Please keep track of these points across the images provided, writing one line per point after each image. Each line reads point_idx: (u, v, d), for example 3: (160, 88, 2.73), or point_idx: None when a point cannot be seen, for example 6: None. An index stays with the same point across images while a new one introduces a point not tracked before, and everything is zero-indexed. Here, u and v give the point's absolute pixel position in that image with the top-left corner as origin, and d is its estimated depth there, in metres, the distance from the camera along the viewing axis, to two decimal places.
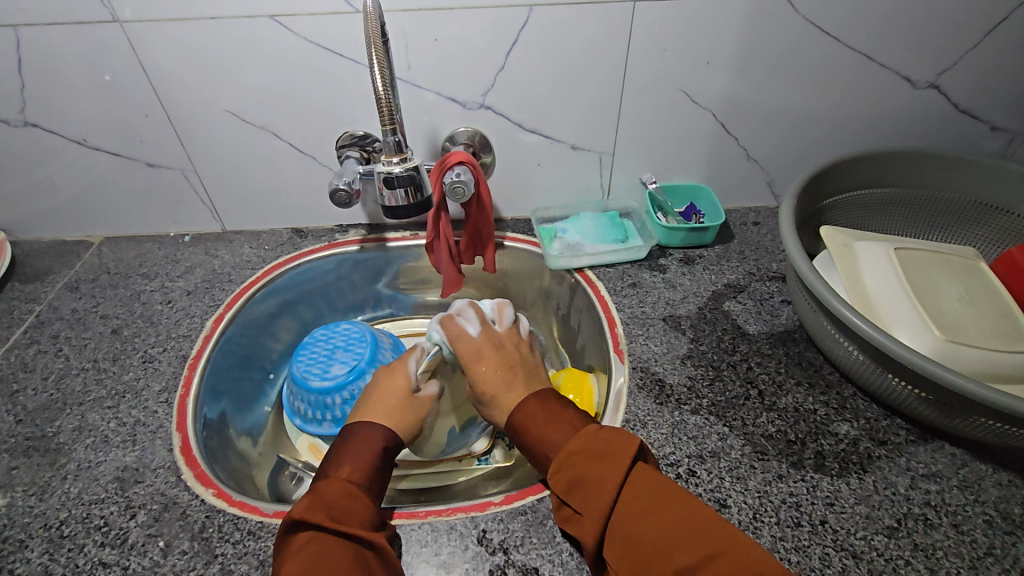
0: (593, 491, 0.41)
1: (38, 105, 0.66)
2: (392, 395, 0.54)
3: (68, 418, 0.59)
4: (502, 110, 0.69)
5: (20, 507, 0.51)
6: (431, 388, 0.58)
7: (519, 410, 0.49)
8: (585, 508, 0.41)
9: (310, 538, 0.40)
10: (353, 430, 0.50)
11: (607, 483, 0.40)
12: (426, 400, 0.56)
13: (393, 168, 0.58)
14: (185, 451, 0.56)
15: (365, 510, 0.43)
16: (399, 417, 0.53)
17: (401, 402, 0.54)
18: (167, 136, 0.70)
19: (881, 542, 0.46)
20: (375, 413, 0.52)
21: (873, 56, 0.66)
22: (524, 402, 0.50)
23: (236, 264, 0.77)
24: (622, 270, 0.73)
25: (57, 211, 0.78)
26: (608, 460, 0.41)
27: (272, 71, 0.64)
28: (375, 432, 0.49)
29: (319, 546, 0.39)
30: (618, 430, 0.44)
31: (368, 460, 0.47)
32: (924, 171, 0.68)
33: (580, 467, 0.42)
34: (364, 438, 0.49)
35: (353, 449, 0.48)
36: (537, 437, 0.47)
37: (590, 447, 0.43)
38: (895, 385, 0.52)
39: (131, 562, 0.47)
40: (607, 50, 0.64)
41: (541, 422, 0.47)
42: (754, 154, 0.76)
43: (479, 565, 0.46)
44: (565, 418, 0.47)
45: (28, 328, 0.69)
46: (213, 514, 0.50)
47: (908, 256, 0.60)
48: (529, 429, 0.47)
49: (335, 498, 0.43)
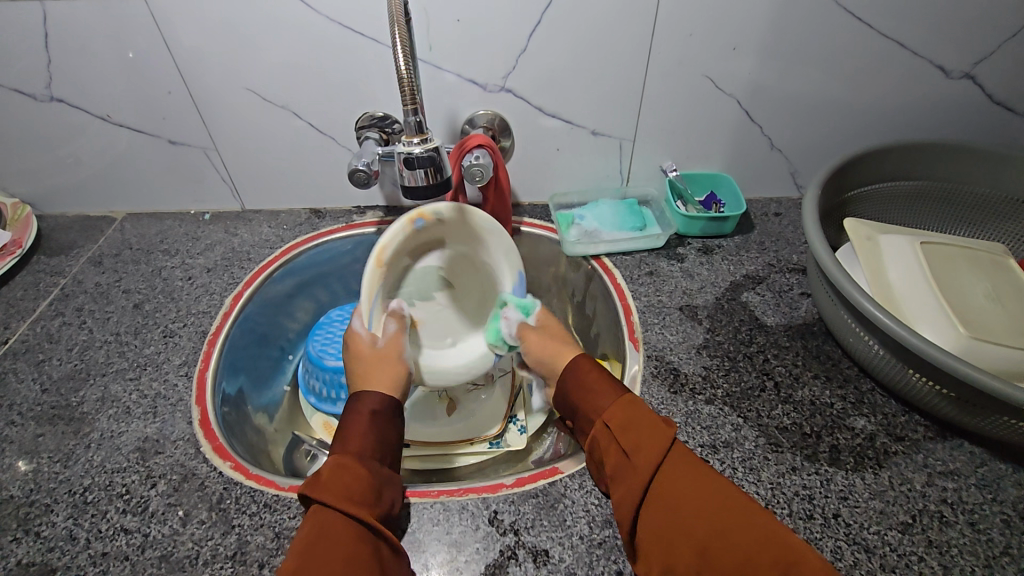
0: (635, 457, 0.43)
1: (63, 80, 0.67)
2: (367, 349, 0.54)
3: (92, 389, 0.60)
4: (523, 93, 0.68)
5: (46, 472, 0.53)
6: (389, 328, 0.57)
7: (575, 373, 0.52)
8: (625, 471, 0.43)
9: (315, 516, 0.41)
10: (354, 398, 0.50)
11: (650, 453, 0.42)
12: (391, 343, 0.55)
13: (413, 149, 0.56)
14: (204, 424, 0.57)
15: (368, 489, 0.43)
16: (376, 370, 0.53)
17: (370, 359, 0.54)
18: (190, 114, 0.70)
19: (895, 538, 0.46)
20: (366, 380, 0.52)
21: (905, 42, 0.64)
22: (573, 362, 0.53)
23: (255, 242, 0.78)
24: (640, 258, 0.73)
25: (81, 186, 0.80)
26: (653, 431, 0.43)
27: (293, 47, 0.64)
28: (366, 397, 0.49)
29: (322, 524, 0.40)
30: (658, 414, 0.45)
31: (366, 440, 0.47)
32: (956, 163, 0.66)
33: (625, 428, 0.45)
34: (362, 416, 0.48)
35: (354, 428, 0.47)
36: (589, 386, 0.50)
37: (638, 417, 0.45)
38: (916, 380, 0.51)
39: (152, 530, 0.48)
40: (632, 33, 0.63)
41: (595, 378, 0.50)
42: (778, 143, 0.74)
43: (490, 545, 0.47)
44: (608, 383, 0.50)
45: (54, 300, 0.71)
46: (231, 486, 0.51)
47: (935, 251, 0.59)
48: (577, 383, 0.51)
49: (337, 476, 0.43)
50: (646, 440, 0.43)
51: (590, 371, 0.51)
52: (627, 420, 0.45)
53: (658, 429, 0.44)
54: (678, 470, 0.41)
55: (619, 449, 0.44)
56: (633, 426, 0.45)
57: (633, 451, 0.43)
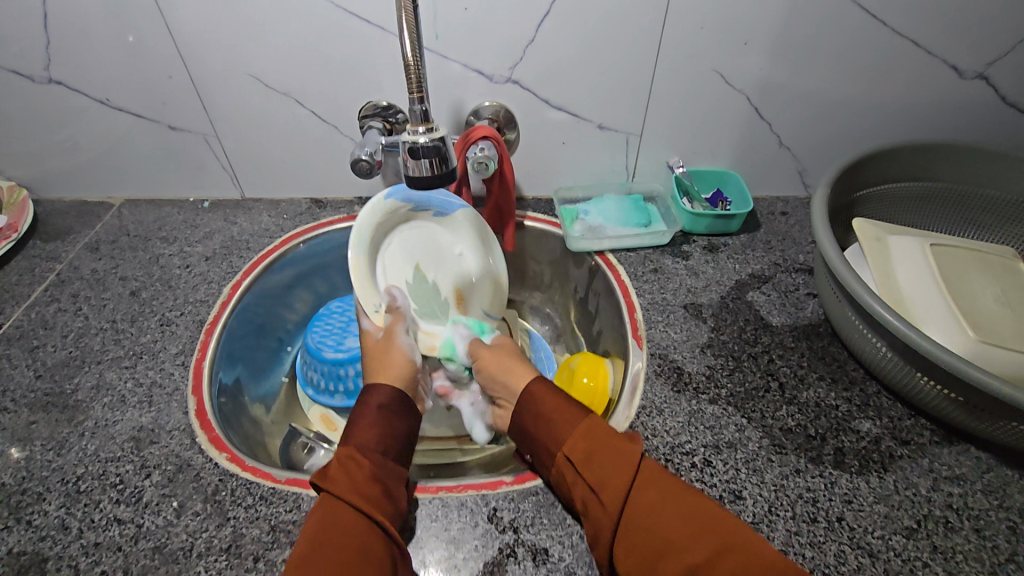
0: (605, 488, 0.41)
1: (61, 62, 0.65)
2: (376, 341, 0.57)
3: (87, 376, 0.59)
4: (529, 85, 0.67)
5: (39, 460, 0.52)
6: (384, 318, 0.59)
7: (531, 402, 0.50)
8: (594, 506, 0.41)
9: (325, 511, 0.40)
10: (366, 391, 0.50)
11: (619, 479, 0.41)
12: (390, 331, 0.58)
13: (419, 138, 0.55)
14: (200, 415, 0.56)
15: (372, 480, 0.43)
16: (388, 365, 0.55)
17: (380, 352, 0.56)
18: (190, 99, 0.69)
19: (899, 543, 0.45)
20: (381, 374, 0.54)
21: (919, 41, 0.63)
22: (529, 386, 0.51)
23: (255, 231, 0.77)
24: (644, 254, 0.72)
25: (79, 170, 0.78)
26: (618, 457, 0.42)
27: (296, 33, 0.62)
28: (378, 392, 0.50)
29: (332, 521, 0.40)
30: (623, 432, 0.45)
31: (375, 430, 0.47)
32: (967, 164, 0.65)
33: (588, 459, 0.43)
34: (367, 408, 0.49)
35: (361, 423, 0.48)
36: (543, 420, 0.48)
37: (601, 440, 0.44)
38: (924, 383, 0.50)
39: (145, 520, 0.48)
40: (642, 26, 0.62)
41: (555, 405, 0.49)
42: (786, 141, 0.73)
43: (489, 542, 0.46)
44: (571, 405, 0.48)
45: (49, 286, 0.70)
46: (227, 477, 0.51)
47: (944, 254, 0.58)
48: (538, 413, 0.49)
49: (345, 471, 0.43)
50: (612, 467, 0.42)
51: (552, 393, 0.50)
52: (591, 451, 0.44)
53: (626, 449, 0.43)
54: (651, 492, 0.40)
55: (587, 483, 0.43)
56: (599, 452, 0.43)
57: (599, 487, 0.41)
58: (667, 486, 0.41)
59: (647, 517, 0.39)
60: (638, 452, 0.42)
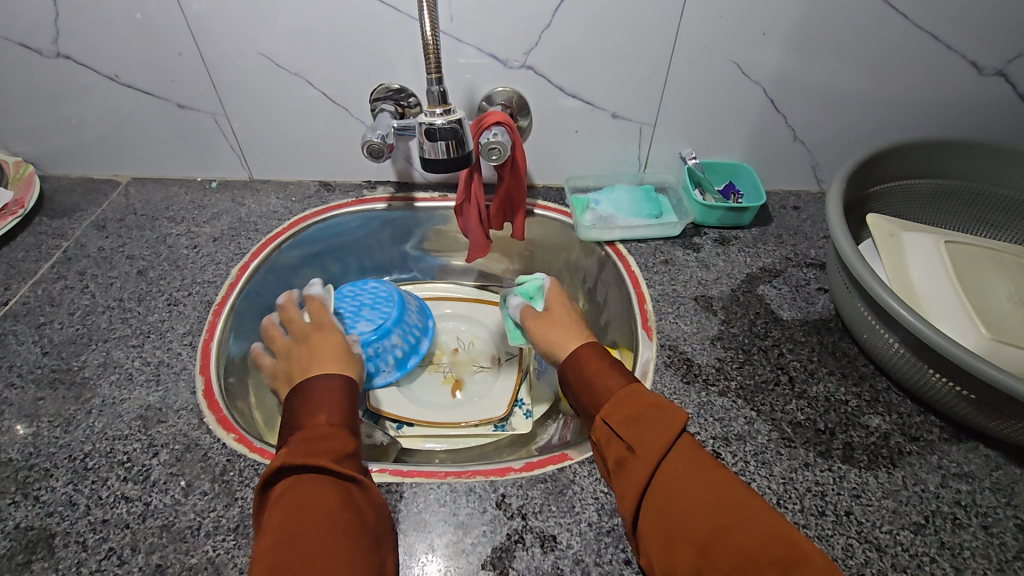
0: (638, 450, 0.41)
1: (72, 36, 0.65)
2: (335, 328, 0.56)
3: (93, 354, 0.59)
4: (544, 71, 0.66)
5: (46, 436, 0.52)
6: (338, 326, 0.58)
7: (577, 359, 0.50)
8: (626, 466, 0.42)
9: (295, 482, 0.39)
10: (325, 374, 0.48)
11: (655, 442, 0.41)
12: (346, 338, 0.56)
13: (435, 120, 0.54)
14: (207, 395, 0.56)
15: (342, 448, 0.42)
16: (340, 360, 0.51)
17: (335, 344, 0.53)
18: (201, 77, 0.68)
19: (907, 538, 0.45)
20: (325, 360, 0.50)
21: (940, 36, 0.62)
22: (579, 349, 0.51)
23: (263, 213, 0.76)
24: (654, 246, 0.71)
25: (86, 147, 0.78)
26: (655, 423, 0.42)
27: (310, 11, 0.61)
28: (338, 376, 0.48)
29: (305, 490, 0.39)
30: (662, 399, 0.44)
31: (335, 406, 0.46)
32: (984, 162, 0.64)
33: (627, 420, 0.43)
34: (327, 388, 0.47)
35: (318, 398, 0.46)
36: (591, 379, 0.49)
37: (640, 405, 0.44)
38: (936, 380, 0.50)
39: (153, 499, 0.48)
40: (660, 14, 0.61)
41: (598, 367, 0.49)
42: (801, 135, 0.73)
43: (497, 528, 0.46)
44: (616, 370, 0.48)
45: (56, 262, 0.69)
46: (234, 458, 0.51)
47: (959, 251, 0.57)
48: (584, 373, 0.49)
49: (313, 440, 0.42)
50: (649, 432, 0.42)
51: (598, 357, 0.50)
52: (631, 414, 0.43)
53: (665, 417, 0.42)
54: (682, 464, 0.40)
55: (622, 443, 0.43)
56: (638, 414, 0.43)
57: (636, 444, 0.41)
58: (701, 460, 0.40)
59: (673, 486, 0.39)
60: (679, 423, 0.41)
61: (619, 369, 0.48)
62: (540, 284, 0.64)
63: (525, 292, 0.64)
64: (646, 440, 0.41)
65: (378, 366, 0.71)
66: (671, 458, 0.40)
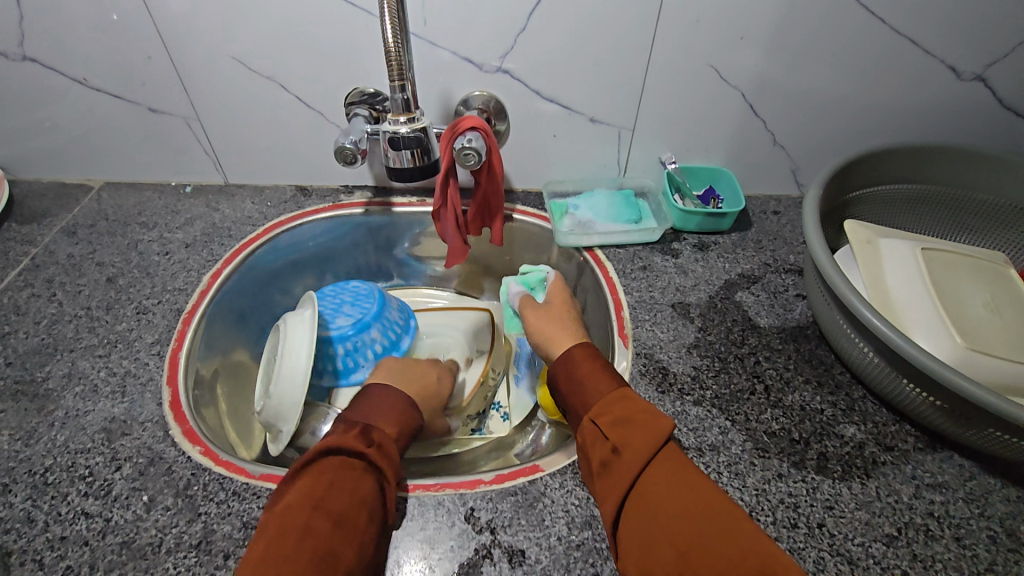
0: (624, 452, 0.41)
1: (38, 39, 0.63)
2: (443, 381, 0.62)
3: (58, 364, 0.58)
4: (520, 75, 0.65)
5: (6, 450, 0.50)
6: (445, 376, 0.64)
7: (568, 360, 0.51)
8: (611, 469, 0.42)
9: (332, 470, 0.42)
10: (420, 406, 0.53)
11: (641, 445, 0.41)
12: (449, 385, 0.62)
13: (399, 128, 0.55)
14: (174, 406, 0.55)
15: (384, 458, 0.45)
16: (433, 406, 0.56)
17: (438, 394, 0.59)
18: (171, 81, 0.67)
19: (879, 550, 0.45)
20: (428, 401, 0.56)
21: (918, 41, 0.62)
22: (573, 348, 0.52)
23: (237, 219, 0.75)
24: (633, 251, 0.71)
25: (57, 151, 0.76)
26: (645, 426, 0.42)
27: (280, 14, 0.60)
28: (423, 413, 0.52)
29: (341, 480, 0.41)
30: (652, 406, 0.44)
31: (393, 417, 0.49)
32: (962, 167, 0.64)
33: (617, 422, 0.43)
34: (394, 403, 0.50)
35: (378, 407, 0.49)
36: (581, 381, 0.49)
37: (633, 409, 0.44)
38: (910, 390, 0.49)
39: (114, 514, 0.47)
40: (636, 18, 0.60)
41: (589, 370, 0.49)
42: (781, 139, 0.72)
43: (464, 543, 0.45)
44: (606, 374, 0.49)
45: (24, 270, 0.68)
46: (199, 471, 0.50)
47: (935, 258, 0.57)
48: (574, 376, 0.49)
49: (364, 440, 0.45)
50: (637, 433, 0.42)
51: (589, 358, 0.50)
52: (622, 416, 0.44)
53: (652, 422, 0.42)
54: (665, 470, 0.40)
55: (608, 445, 0.43)
56: (626, 418, 0.43)
57: (622, 445, 0.42)
58: (684, 467, 0.40)
59: (656, 491, 0.39)
60: (665, 430, 0.41)
61: (610, 374, 0.49)
62: (543, 276, 0.68)
63: (526, 282, 0.69)
64: (633, 443, 0.42)
65: (358, 362, 0.70)
66: (655, 463, 0.40)
